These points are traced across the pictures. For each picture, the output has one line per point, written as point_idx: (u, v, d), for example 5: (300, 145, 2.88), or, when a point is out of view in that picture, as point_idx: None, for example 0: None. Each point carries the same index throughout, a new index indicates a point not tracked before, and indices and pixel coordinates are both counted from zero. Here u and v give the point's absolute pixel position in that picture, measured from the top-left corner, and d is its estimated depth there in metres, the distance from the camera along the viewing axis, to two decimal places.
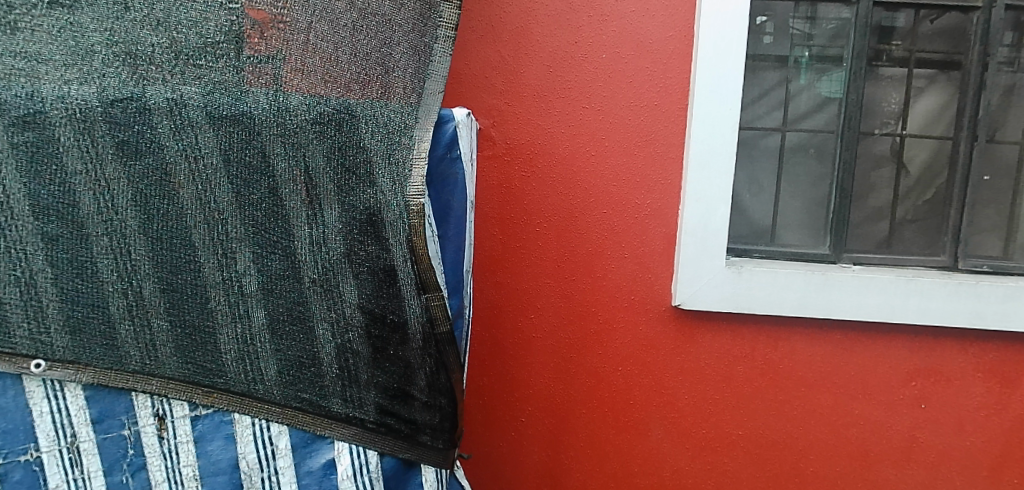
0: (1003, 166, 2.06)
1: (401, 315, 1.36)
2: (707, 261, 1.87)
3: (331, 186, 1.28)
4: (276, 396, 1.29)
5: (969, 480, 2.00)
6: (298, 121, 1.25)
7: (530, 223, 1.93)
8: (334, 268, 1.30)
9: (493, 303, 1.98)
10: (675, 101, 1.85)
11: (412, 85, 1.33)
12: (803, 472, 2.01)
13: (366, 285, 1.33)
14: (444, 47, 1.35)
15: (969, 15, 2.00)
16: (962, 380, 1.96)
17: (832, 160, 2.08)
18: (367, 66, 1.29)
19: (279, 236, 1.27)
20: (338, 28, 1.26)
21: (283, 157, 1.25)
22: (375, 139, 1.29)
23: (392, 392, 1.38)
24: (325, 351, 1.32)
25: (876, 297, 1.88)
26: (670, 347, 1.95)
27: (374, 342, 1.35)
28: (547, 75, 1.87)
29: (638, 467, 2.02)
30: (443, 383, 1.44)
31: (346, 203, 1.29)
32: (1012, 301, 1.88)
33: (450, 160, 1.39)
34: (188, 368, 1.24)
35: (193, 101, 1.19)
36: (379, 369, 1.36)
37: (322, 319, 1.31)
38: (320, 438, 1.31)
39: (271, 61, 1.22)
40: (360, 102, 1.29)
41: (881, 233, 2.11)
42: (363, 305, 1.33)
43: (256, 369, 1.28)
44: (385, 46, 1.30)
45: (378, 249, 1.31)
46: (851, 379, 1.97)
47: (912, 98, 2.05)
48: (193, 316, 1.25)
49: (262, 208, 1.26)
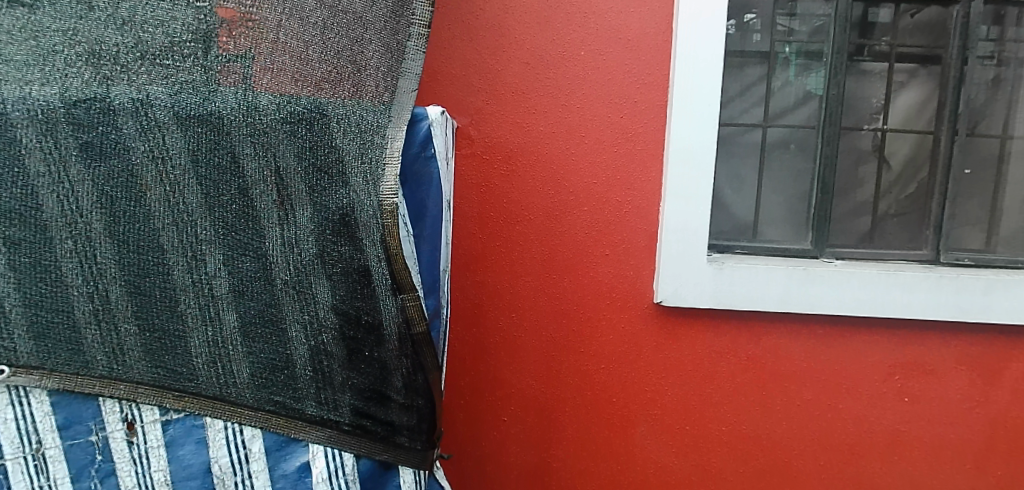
0: (985, 160, 2.09)
1: (376, 316, 1.35)
2: (689, 257, 1.87)
3: (302, 186, 1.27)
4: (249, 400, 1.28)
5: (953, 472, 2.03)
6: (268, 120, 1.24)
7: (512, 221, 1.93)
8: (306, 269, 1.29)
9: (474, 302, 1.97)
10: (656, 97, 1.85)
11: (385, 83, 1.32)
12: (787, 467, 2.02)
13: (340, 286, 1.31)
14: (418, 45, 1.35)
15: (949, 9, 2.02)
16: (944, 373, 1.98)
17: (813, 155, 2.09)
18: (339, 64, 1.28)
19: (249, 237, 1.26)
20: (308, 26, 1.25)
21: (253, 157, 1.24)
22: (347, 139, 1.28)
23: (368, 394, 1.37)
24: (299, 353, 1.31)
25: (857, 291, 1.90)
26: (652, 344, 1.96)
27: (349, 344, 1.34)
28: (526, 73, 1.87)
29: (622, 465, 2.02)
30: (419, 384, 1.43)
31: (318, 203, 1.28)
32: (992, 293, 1.91)
33: (425, 158, 1.37)
34: (158, 373, 1.23)
35: (159, 101, 1.18)
36: (354, 371, 1.35)
37: (295, 320, 1.30)
38: (295, 441, 1.30)
39: (241, 59, 1.21)
40: (332, 101, 1.28)
41: (863, 228, 2.12)
42: (337, 307, 1.32)
43: (227, 373, 1.27)
44: (357, 44, 1.29)
45: (352, 250, 1.30)
46: (833, 374, 1.98)
47: (893, 93, 2.07)
48: (162, 320, 1.24)
49: (232, 209, 1.25)
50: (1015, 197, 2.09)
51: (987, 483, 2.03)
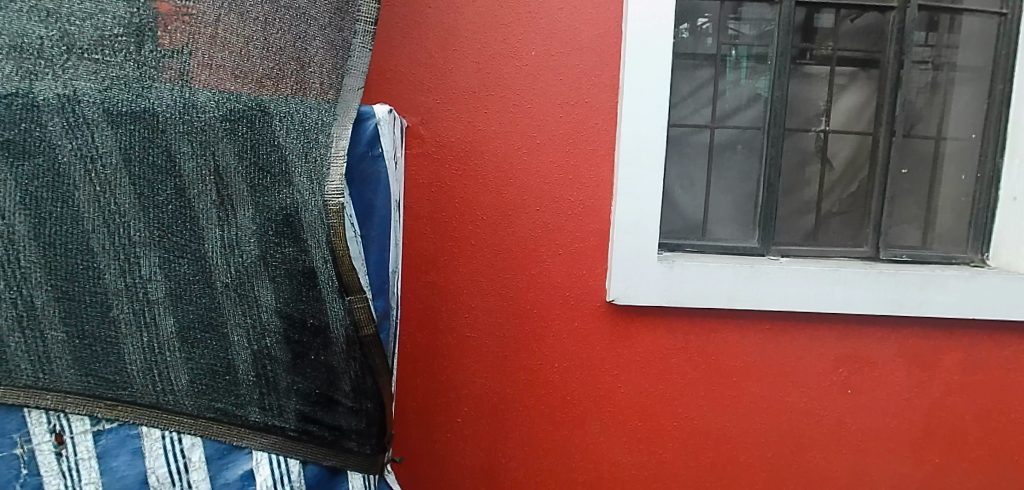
0: (920, 160, 2.19)
1: (322, 320, 1.32)
2: (641, 256, 1.90)
3: (243, 185, 1.24)
4: (187, 407, 1.24)
5: (894, 461, 2.11)
6: (206, 118, 1.20)
7: (465, 221, 1.92)
8: (248, 272, 1.26)
9: (427, 302, 1.96)
10: (607, 98, 1.87)
11: (330, 80, 1.30)
12: (737, 461, 2.07)
13: (284, 289, 1.28)
14: (364, 41, 1.34)
15: (886, 15, 2.10)
16: (884, 365, 2.06)
17: (759, 155, 2.15)
18: (281, 61, 1.26)
19: (187, 239, 1.23)
20: (248, 22, 1.22)
21: (190, 156, 1.21)
22: (291, 137, 1.24)
23: (314, 399, 1.33)
24: (241, 358, 1.28)
25: (801, 287, 1.96)
26: (605, 342, 1.97)
27: (294, 348, 1.31)
28: (477, 72, 1.87)
29: (575, 462, 2.04)
30: (369, 387, 1.41)
31: (261, 204, 1.25)
32: (928, 288, 2.00)
33: (372, 158, 1.35)
34: (88, 381, 1.19)
35: (87, 97, 1.14)
36: (300, 375, 1.32)
37: (237, 324, 1.27)
38: (237, 448, 1.27)
39: (177, 55, 1.17)
40: (274, 98, 1.25)
41: (807, 226, 2.19)
42: (281, 310, 1.29)
43: (164, 380, 1.23)
44: (301, 40, 1.27)
45: (296, 251, 1.27)
46: (780, 368, 2.03)
47: (834, 95, 2.14)
48: (93, 327, 1.19)
49: (168, 210, 1.21)
50: (948, 196, 2.21)
51: (924, 469, 2.13)
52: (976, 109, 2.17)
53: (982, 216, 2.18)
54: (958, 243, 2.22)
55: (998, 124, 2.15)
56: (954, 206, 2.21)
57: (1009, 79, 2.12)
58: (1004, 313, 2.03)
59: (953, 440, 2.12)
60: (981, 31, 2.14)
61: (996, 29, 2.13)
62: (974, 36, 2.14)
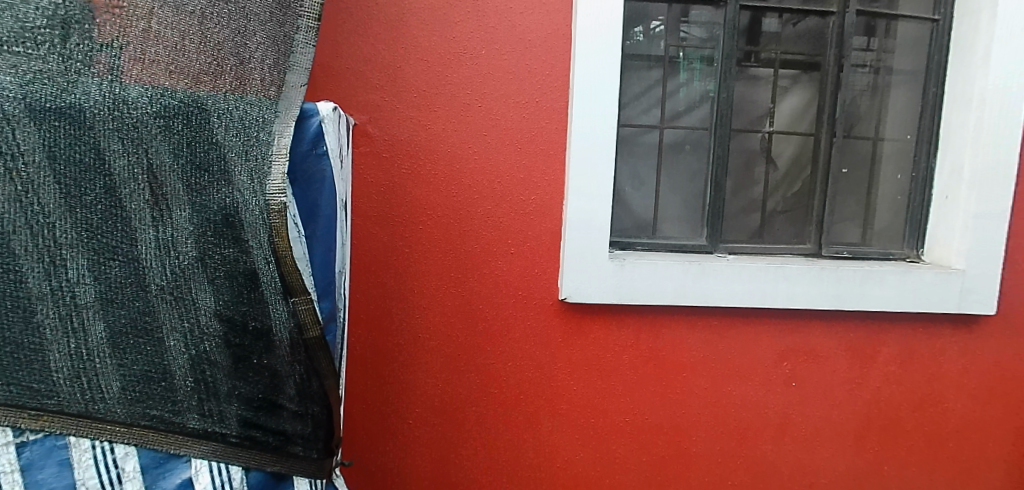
0: (859, 160, 2.28)
1: (265, 322, 1.29)
2: (592, 255, 1.92)
3: (179, 185, 1.21)
4: (120, 416, 1.20)
5: (836, 450, 2.19)
6: (138, 114, 1.16)
7: (416, 220, 1.91)
8: (185, 274, 1.23)
9: (377, 303, 1.94)
10: (557, 97, 1.89)
11: (271, 77, 1.28)
12: (688, 455, 2.11)
13: (224, 291, 1.25)
14: (307, 38, 1.31)
15: (826, 19, 2.18)
16: (826, 358, 2.14)
17: (706, 155, 2.19)
18: (219, 56, 1.22)
19: (119, 240, 1.18)
20: (184, 16, 1.19)
21: (121, 154, 1.17)
22: (229, 135, 1.22)
23: (257, 403, 1.31)
24: (178, 363, 1.24)
25: (747, 284, 2.01)
26: (557, 340, 1.99)
27: (235, 351, 1.28)
28: (426, 71, 1.85)
29: (529, 460, 2.04)
30: (315, 390, 1.38)
31: (198, 203, 1.22)
32: (866, 283, 2.08)
33: (316, 156, 1.33)
34: (10, 391, 1.13)
35: (7, 92, 1.09)
36: (242, 380, 1.29)
37: (174, 329, 1.23)
38: (175, 456, 1.24)
39: (106, 48, 1.13)
40: (211, 95, 1.21)
41: (753, 224, 2.25)
42: (221, 313, 1.26)
43: (94, 387, 1.18)
44: (240, 36, 1.23)
45: (236, 252, 1.24)
46: (727, 363, 2.08)
47: (778, 97, 2.21)
48: (14, 334, 1.14)
49: (97, 210, 1.16)
50: (886, 194, 2.30)
51: (864, 456, 2.22)
52: (910, 111, 2.27)
53: (918, 213, 2.28)
54: (894, 240, 2.32)
55: (933, 125, 2.24)
56: (891, 204, 2.31)
57: (941, 83, 2.22)
58: (937, 306, 2.13)
59: (891, 428, 2.21)
60: (915, 37, 2.24)
61: (930, 34, 2.23)
62: (909, 41, 2.24)
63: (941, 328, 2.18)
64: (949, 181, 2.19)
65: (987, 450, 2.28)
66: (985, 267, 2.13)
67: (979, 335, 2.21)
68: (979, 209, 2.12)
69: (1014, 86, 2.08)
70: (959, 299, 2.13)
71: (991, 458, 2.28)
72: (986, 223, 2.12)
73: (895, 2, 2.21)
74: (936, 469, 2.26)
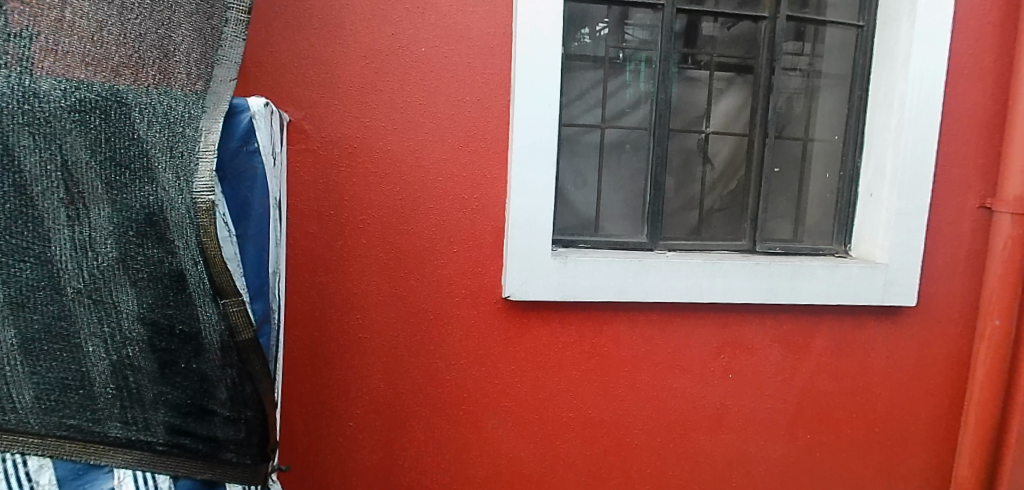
0: (790, 160, 2.38)
1: (193, 325, 1.26)
2: (535, 253, 1.93)
3: (97, 182, 1.16)
4: (34, 426, 1.17)
5: (770, 438, 2.28)
6: (50, 108, 1.11)
7: (356, 219, 1.88)
8: (105, 276, 1.19)
9: (317, 304, 1.90)
10: (498, 96, 1.89)
11: (198, 70, 1.25)
12: (630, 447, 2.15)
13: (148, 294, 1.22)
14: (236, 30, 1.31)
15: (759, 24, 2.26)
16: (760, 350, 2.22)
17: (646, 154, 2.24)
18: (141, 49, 1.18)
19: (30, 241, 1.14)
20: (102, 6, 1.14)
21: (32, 150, 1.12)
22: (152, 131, 1.18)
23: (185, 409, 1.29)
24: (97, 370, 1.22)
25: (686, 280, 2.07)
26: (501, 338, 1.99)
27: (160, 356, 1.25)
28: (365, 67, 1.83)
29: (474, 459, 2.04)
30: (249, 394, 1.33)
31: (118, 202, 1.18)
32: (797, 277, 2.17)
33: (246, 153, 1.29)
34: None
35: None
36: (168, 385, 1.27)
37: (93, 335, 1.20)
38: (95, 467, 1.21)
39: (15, 39, 1.08)
40: (133, 88, 1.18)
41: (692, 221, 2.31)
42: (144, 317, 1.23)
43: (6, 397, 1.16)
44: (164, 27, 1.21)
45: (162, 252, 1.21)
46: (667, 357, 2.13)
47: (714, 98, 2.28)
48: None
49: (6, 209, 1.11)
50: (816, 193, 2.41)
51: (797, 443, 2.31)
52: (837, 113, 2.38)
53: (846, 211, 2.38)
54: (824, 236, 2.42)
55: (858, 126, 2.35)
56: (820, 202, 2.42)
57: (865, 86, 2.33)
58: (863, 298, 2.23)
59: (821, 416, 2.32)
60: (841, 42, 2.35)
61: (854, 40, 2.34)
62: (835, 46, 2.36)
63: (866, 319, 2.30)
64: (874, 179, 2.31)
65: (908, 433, 2.42)
66: (906, 261, 2.25)
67: (900, 324, 2.33)
68: (900, 206, 2.24)
69: (931, 90, 2.21)
70: (883, 291, 2.25)
71: (910, 441, 2.42)
72: (907, 220, 2.24)
73: (823, 9, 2.31)
74: (862, 452, 2.38)
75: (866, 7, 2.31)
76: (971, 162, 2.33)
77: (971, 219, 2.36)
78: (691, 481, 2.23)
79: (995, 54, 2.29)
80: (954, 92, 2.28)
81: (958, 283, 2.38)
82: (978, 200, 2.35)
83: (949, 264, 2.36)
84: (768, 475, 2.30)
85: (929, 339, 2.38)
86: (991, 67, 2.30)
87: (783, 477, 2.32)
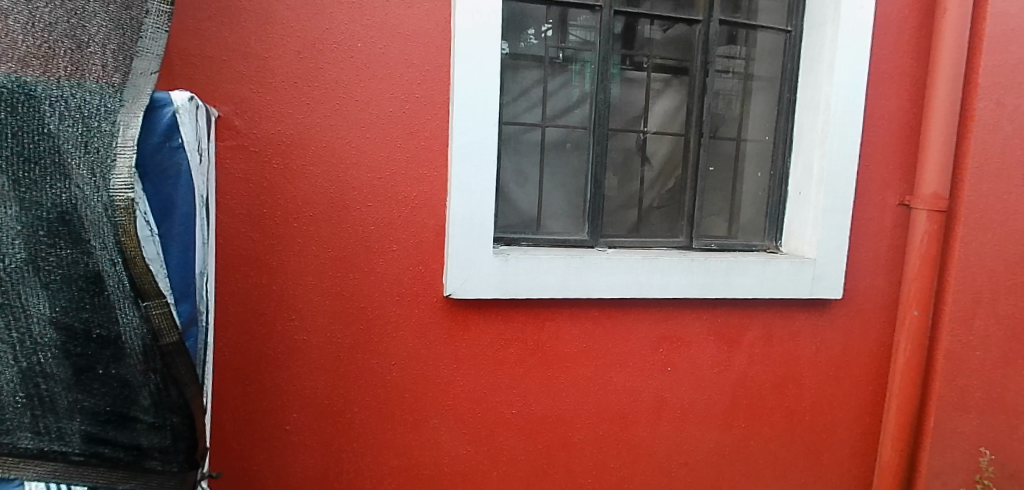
0: (724, 159, 2.46)
1: (111, 329, 1.23)
2: (476, 251, 1.93)
3: (6, 182, 1.15)
4: None
5: (707, 428, 2.35)
6: None
7: (291, 218, 1.83)
8: (15, 277, 1.18)
9: (252, 306, 1.84)
10: (438, 94, 1.88)
11: (115, 62, 1.23)
12: (573, 442, 2.18)
13: (61, 297, 1.21)
14: (158, 22, 1.27)
15: (693, 27, 2.33)
16: (697, 343, 2.28)
17: (586, 153, 2.27)
18: (53, 39, 1.19)
19: None
20: None
21: None
22: (64, 125, 1.17)
23: (103, 418, 1.26)
24: (8, 375, 1.20)
25: (626, 276, 2.11)
26: (442, 337, 1.99)
27: (75, 361, 1.23)
28: (299, 63, 1.79)
29: (416, 458, 2.03)
30: (175, 400, 1.29)
31: (28, 202, 1.17)
32: (731, 272, 2.24)
33: (170, 149, 1.25)
34: None
35: None
36: (85, 392, 1.24)
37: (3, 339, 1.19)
38: (6, 479, 1.20)
39: None
40: (42, 80, 1.17)
41: (631, 219, 2.36)
42: (58, 321, 1.21)
43: None
44: (77, 18, 1.21)
45: (76, 252, 1.19)
46: (608, 352, 2.17)
47: (651, 99, 2.34)
48: None
49: None
50: (749, 191, 2.50)
51: (732, 432, 2.39)
52: (768, 114, 2.47)
53: (777, 208, 2.48)
54: (757, 233, 2.51)
55: (788, 127, 2.45)
56: (753, 200, 2.51)
57: (793, 89, 2.43)
58: (793, 292, 2.33)
59: (754, 405, 2.40)
60: (771, 46, 2.44)
61: (783, 44, 2.43)
62: (766, 50, 2.44)
63: (796, 312, 2.39)
64: (802, 178, 2.41)
65: (835, 419, 2.54)
66: (833, 256, 2.36)
67: (827, 316, 2.45)
68: (827, 204, 2.34)
69: (853, 93, 2.32)
70: (811, 284, 2.35)
71: (837, 426, 2.54)
72: (833, 216, 2.35)
73: (755, 13, 2.39)
74: (793, 439, 2.49)
75: (794, 13, 2.41)
76: (890, 162, 2.46)
77: (891, 216, 2.50)
78: (632, 472, 2.28)
79: (912, 60, 2.43)
80: (874, 95, 2.41)
81: (879, 276, 2.51)
82: (897, 198, 2.49)
83: (872, 259, 2.49)
84: (705, 464, 2.38)
85: (854, 330, 2.50)
86: (907, 72, 2.43)
87: (719, 466, 2.40)
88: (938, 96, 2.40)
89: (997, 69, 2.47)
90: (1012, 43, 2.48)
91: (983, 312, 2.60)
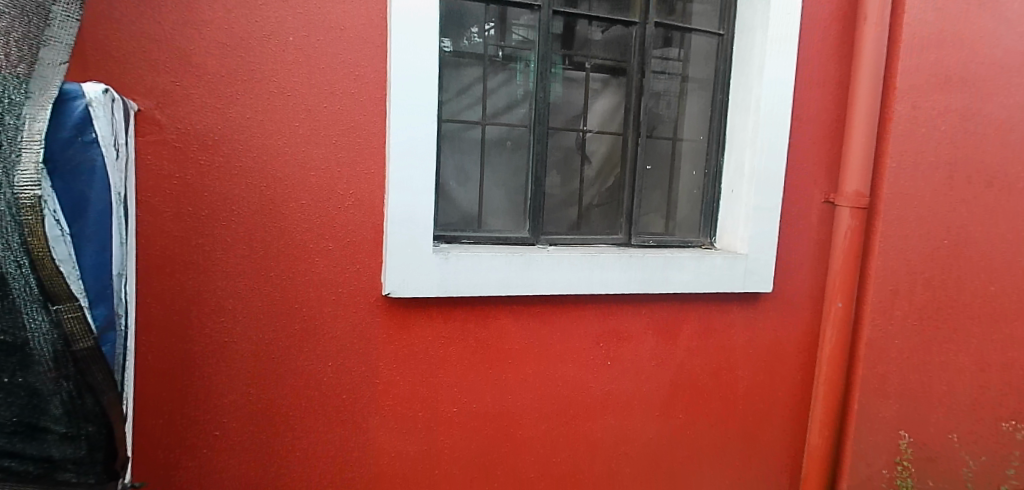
0: (661, 158, 2.51)
1: (20, 337, 1.24)
2: (415, 249, 1.91)
3: None
4: None
5: (645, 420, 2.40)
6: None
7: (221, 217, 1.77)
8: None
9: (180, 308, 1.78)
10: (374, 90, 1.85)
11: (20, 51, 1.24)
12: (514, 439, 2.19)
13: None
14: (67, 11, 1.31)
15: (630, 29, 2.37)
16: (635, 337, 2.33)
17: (526, 152, 2.28)
18: None
19: None
20: None
21: None
22: None
23: (14, 428, 1.28)
24: None
25: (566, 272, 2.14)
26: (381, 336, 1.96)
27: None
28: (227, 56, 1.73)
29: (354, 461, 1.99)
30: (90, 408, 1.30)
31: None
32: (668, 268, 2.30)
33: (82, 144, 1.27)
34: None
35: None
36: None
37: None
38: None
39: None
40: None
41: (572, 217, 2.39)
42: None
43: None
44: None
45: None
46: (549, 348, 2.19)
47: (590, 98, 2.37)
48: None
49: None
50: (685, 189, 2.57)
51: (670, 424, 2.45)
52: (702, 115, 2.55)
53: (711, 206, 2.56)
54: (693, 229, 2.58)
55: (721, 127, 2.53)
56: (689, 198, 2.58)
57: (726, 91, 2.51)
58: (726, 286, 2.41)
59: (691, 396, 2.47)
60: (705, 49, 2.51)
61: (716, 47, 2.51)
62: (700, 52, 2.51)
63: (728, 306, 2.48)
64: (734, 176, 2.49)
65: (767, 408, 2.64)
66: (763, 251, 2.45)
67: (758, 309, 2.54)
68: (757, 201, 2.43)
69: (782, 95, 2.41)
70: (743, 279, 2.43)
71: (769, 414, 2.65)
72: (764, 213, 2.44)
73: (689, 17, 2.46)
74: (728, 428, 2.57)
75: (726, 17, 2.49)
76: (816, 161, 2.58)
77: (818, 212, 2.61)
78: (574, 466, 2.31)
79: (834, 63, 2.55)
80: (800, 97, 2.51)
81: (806, 270, 2.62)
82: (823, 195, 2.61)
83: (800, 253, 2.60)
84: (645, 455, 2.43)
85: (784, 321, 2.61)
86: (831, 75, 2.55)
87: (658, 456, 2.46)
88: (859, 98, 2.52)
89: (912, 74, 2.62)
90: (925, 50, 2.63)
91: (901, 303, 2.76)
